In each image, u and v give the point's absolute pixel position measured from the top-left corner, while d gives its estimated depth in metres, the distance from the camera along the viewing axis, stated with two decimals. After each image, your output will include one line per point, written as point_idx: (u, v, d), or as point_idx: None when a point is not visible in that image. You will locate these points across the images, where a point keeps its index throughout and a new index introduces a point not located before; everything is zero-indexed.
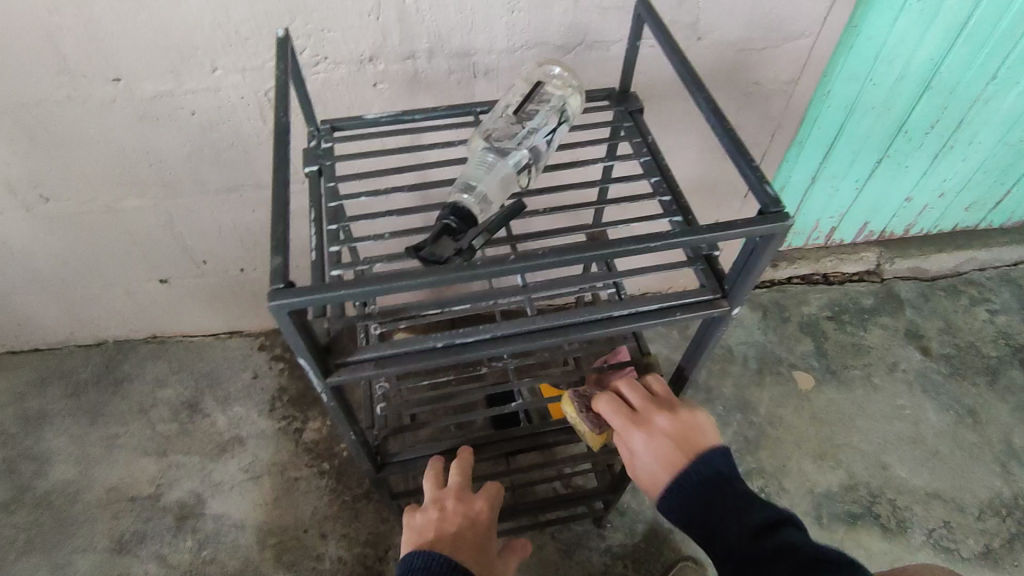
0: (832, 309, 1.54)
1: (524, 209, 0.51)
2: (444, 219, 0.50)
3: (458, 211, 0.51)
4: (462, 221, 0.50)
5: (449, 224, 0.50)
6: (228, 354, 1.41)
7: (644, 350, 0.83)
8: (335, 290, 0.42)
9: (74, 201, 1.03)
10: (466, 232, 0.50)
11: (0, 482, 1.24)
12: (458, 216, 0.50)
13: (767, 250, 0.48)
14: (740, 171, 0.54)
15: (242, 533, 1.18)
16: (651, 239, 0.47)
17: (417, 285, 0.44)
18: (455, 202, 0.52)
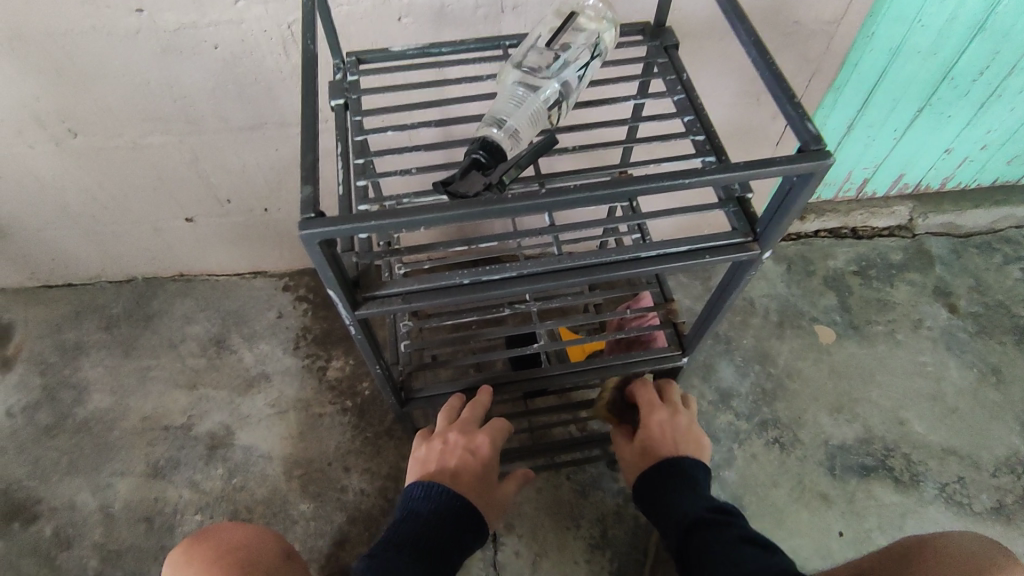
0: (859, 264, 1.51)
1: (555, 143, 0.50)
2: (472, 154, 0.49)
3: (487, 145, 0.50)
4: (489, 155, 0.49)
5: (477, 159, 0.49)
6: (253, 294, 1.43)
7: (666, 295, 0.85)
8: (365, 219, 0.42)
9: (101, 136, 1.04)
10: (494, 168, 0.49)
11: (42, 407, 1.30)
12: (488, 151, 0.49)
13: (802, 191, 0.47)
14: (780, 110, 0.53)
15: (270, 464, 1.23)
16: (684, 177, 0.46)
17: (447, 218, 0.44)
18: (483, 137, 0.51)
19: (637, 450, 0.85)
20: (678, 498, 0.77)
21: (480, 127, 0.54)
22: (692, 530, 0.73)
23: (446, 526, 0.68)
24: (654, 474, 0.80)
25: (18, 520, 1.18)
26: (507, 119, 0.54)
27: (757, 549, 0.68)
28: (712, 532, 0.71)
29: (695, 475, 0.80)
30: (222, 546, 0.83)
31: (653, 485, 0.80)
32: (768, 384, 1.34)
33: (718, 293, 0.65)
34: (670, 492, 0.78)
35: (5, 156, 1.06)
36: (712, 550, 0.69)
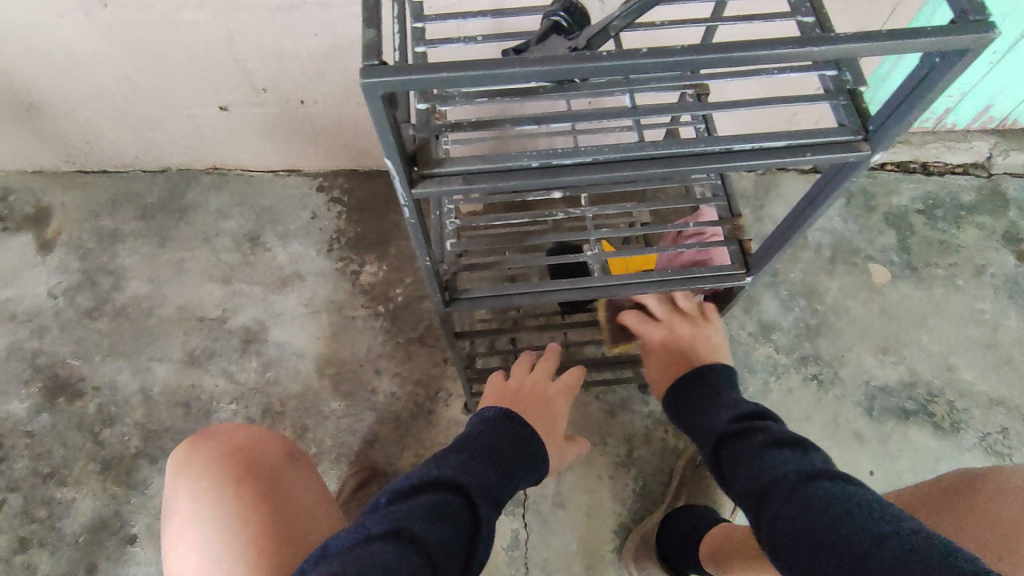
0: (926, 201, 1.41)
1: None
2: (553, 16, 0.43)
3: (570, 6, 0.43)
4: (572, 17, 0.43)
5: (558, 21, 0.43)
6: (288, 192, 1.40)
7: (734, 211, 0.77)
8: (438, 72, 0.36)
9: (131, 7, 0.97)
10: (578, 31, 0.42)
11: (82, 290, 1.31)
12: (571, 13, 0.43)
13: (949, 73, 0.40)
14: None
15: (302, 361, 1.24)
16: (815, 43, 0.38)
17: (530, 76, 0.38)
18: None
19: (658, 370, 0.81)
20: (701, 410, 0.73)
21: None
22: (722, 443, 0.69)
23: (524, 444, 0.78)
24: (678, 390, 0.77)
25: (63, 396, 1.22)
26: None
27: (794, 452, 0.64)
28: (740, 441, 0.67)
29: (716, 378, 0.75)
30: (233, 445, 0.83)
31: (681, 402, 0.76)
32: (813, 320, 1.28)
33: (806, 202, 0.58)
34: (697, 409, 0.74)
35: (36, 24, 1.01)
36: (745, 459, 0.66)
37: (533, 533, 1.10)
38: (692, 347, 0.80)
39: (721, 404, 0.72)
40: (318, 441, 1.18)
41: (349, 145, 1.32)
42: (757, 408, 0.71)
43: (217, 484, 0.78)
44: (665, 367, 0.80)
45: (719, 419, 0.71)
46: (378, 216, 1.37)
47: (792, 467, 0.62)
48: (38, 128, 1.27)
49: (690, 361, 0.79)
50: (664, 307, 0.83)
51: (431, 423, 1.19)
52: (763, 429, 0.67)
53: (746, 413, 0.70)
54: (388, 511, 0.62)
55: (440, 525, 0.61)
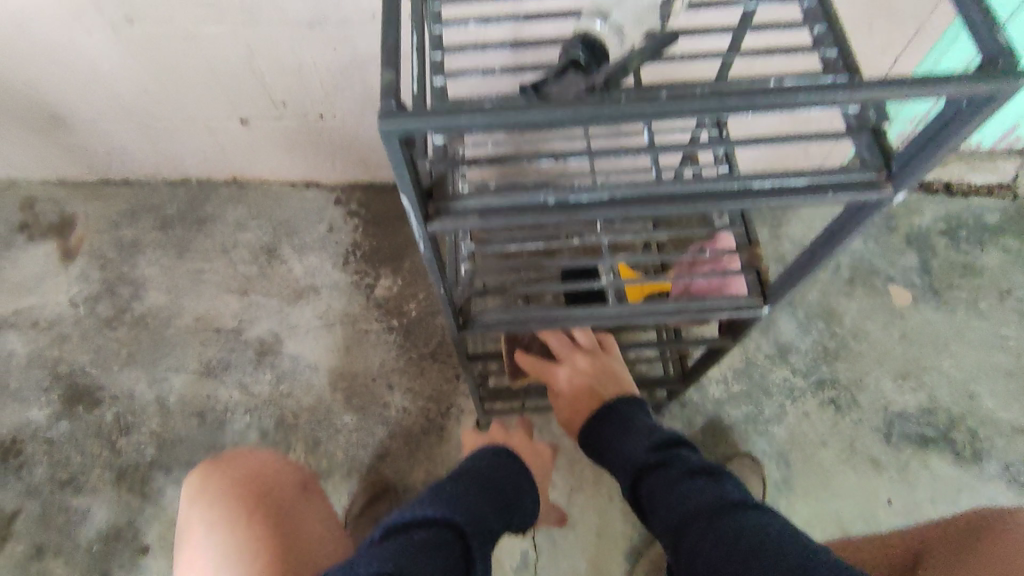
0: (949, 222, 1.38)
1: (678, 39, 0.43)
2: (570, 52, 0.43)
3: (588, 43, 0.44)
4: (591, 55, 0.43)
5: (577, 58, 0.43)
6: (305, 205, 1.41)
7: (752, 238, 0.78)
8: (460, 116, 0.37)
9: (157, 24, 0.99)
10: (596, 69, 0.42)
11: (102, 299, 1.33)
12: (589, 51, 0.43)
13: (973, 118, 0.40)
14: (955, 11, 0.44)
15: (316, 374, 1.24)
16: (836, 89, 0.39)
17: (553, 121, 0.38)
18: (585, 33, 0.45)
19: (573, 404, 0.84)
20: (621, 437, 0.76)
21: (580, 21, 0.47)
22: (642, 475, 0.71)
23: (516, 477, 0.81)
24: (592, 425, 0.80)
25: (82, 403, 1.24)
26: (613, 12, 0.47)
27: (702, 481, 0.66)
28: (655, 472, 0.70)
29: (631, 410, 0.79)
30: (248, 473, 0.83)
31: (603, 436, 0.78)
32: (831, 342, 1.26)
33: (825, 238, 0.58)
34: (618, 439, 0.76)
35: (64, 40, 1.03)
36: (659, 490, 0.68)
37: (543, 555, 1.09)
38: (602, 381, 0.84)
39: (642, 432, 0.75)
40: (329, 455, 1.18)
41: (366, 159, 1.33)
42: (671, 434, 0.75)
43: (228, 515, 0.78)
44: (579, 403, 0.84)
45: (637, 449, 0.73)
46: (394, 230, 1.38)
47: (711, 496, 0.63)
48: (63, 139, 1.30)
49: (598, 396, 0.83)
50: (566, 347, 0.87)
51: (442, 440, 1.18)
52: (678, 459, 0.70)
53: (661, 442, 0.73)
54: (379, 548, 0.62)
55: (437, 554, 0.61)
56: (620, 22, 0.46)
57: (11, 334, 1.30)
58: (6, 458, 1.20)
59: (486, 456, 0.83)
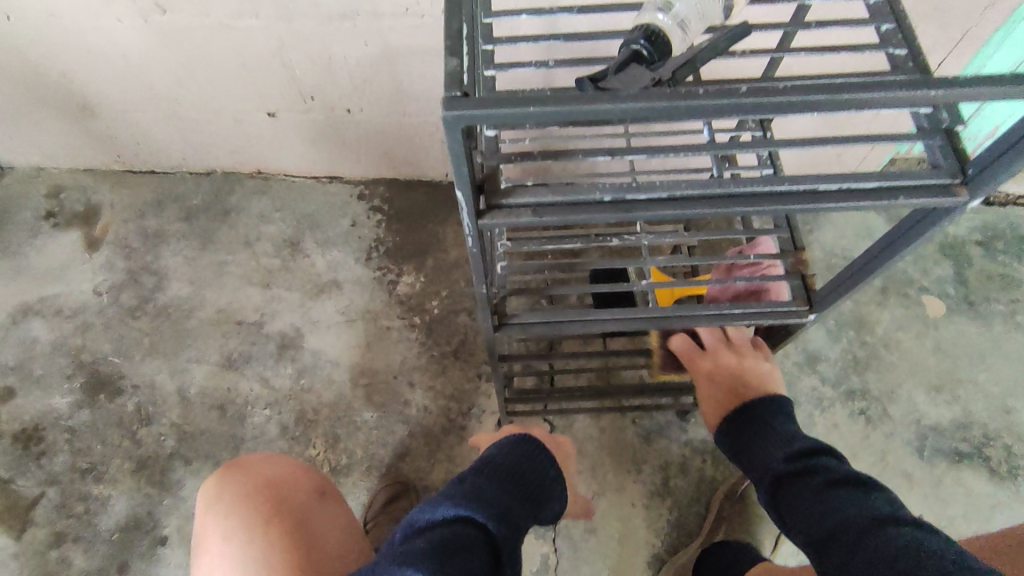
0: (985, 232, 1.34)
1: (751, 33, 0.42)
2: (634, 43, 0.42)
3: (650, 33, 0.42)
4: (654, 43, 0.42)
5: (639, 49, 0.41)
6: (329, 199, 1.40)
7: (799, 243, 0.76)
8: (526, 106, 0.36)
9: (190, 13, 0.99)
10: (661, 61, 0.41)
11: (126, 289, 1.33)
12: (653, 41, 0.41)
13: None
14: None
15: (337, 370, 1.24)
16: (926, 88, 0.37)
17: (624, 112, 0.37)
18: (647, 24, 0.43)
19: (716, 399, 0.81)
20: (761, 441, 0.75)
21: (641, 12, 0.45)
22: (779, 484, 0.70)
23: (541, 466, 0.77)
24: (740, 422, 0.77)
25: (104, 393, 1.23)
26: (675, 3, 0.45)
27: (856, 492, 0.65)
28: (790, 482, 0.69)
29: (773, 412, 0.77)
30: (261, 480, 0.82)
31: (737, 436, 0.77)
32: (862, 352, 1.23)
33: (887, 242, 0.56)
34: (747, 446, 0.76)
35: (96, 28, 1.04)
36: (800, 500, 0.67)
37: (564, 560, 1.07)
38: (760, 380, 0.81)
39: (775, 439, 0.74)
40: (349, 452, 1.17)
41: (391, 154, 1.32)
42: (811, 442, 0.73)
43: (245, 523, 0.77)
44: (721, 400, 0.81)
45: (772, 459, 0.72)
46: (418, 226, 1.37)
47: (860, 514, 0.62)
48: (92, 128, 1.30)
49: (739, 394, 0.80)
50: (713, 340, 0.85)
51: (463, 440, 1.17)
52: (823, 467, 0.69)
53: (799, 451, 0.72)
54: (406, 546, 0.61)
55: (461, 557, 0.59)
56: (682, 14, 0.44)
57: (36, 321, 1.30)
58: (28, 445, 1.20)
59: (510, 446, 0.77)
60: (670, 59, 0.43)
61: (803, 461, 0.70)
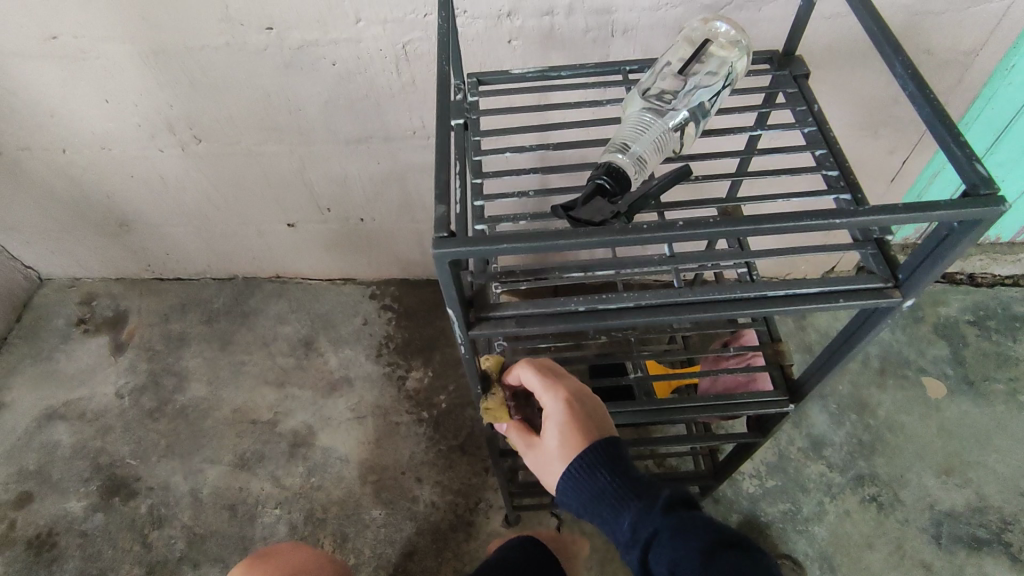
0: (976, 312, 1.38)
1: (690, 174, 0.51)
2: (596, 180, 0.51)
3: (612, 171, 0.51)
4: (614, 179, 0.50)
5: (601, 185, 0.50)
6: (342, 299, 1.49)
7: (775, 336, 0.81)
8: (502, 242, 0.44)
9: (221, 142, 1.12)
10: (618, 194, 0.50)
11: (147, 391, 1.39)
12: (612, 178, 0.50)
13: (964, 239, 0.45)
14: (940, 140, 0.50)
15: (346, 467, 1.26)
16: (834, 216, 0.44)
17: (585, 245, 0.45)
18: (608, 162, 0.52)
19: (574, 437, 0.64)
20: (628, 495, 0.61)
21: (605, 152, 0.55)
22: (657, 539, 0.59)
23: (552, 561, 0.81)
24: (596, 467, 0.62)
25: (118, 495, 1.26)
26: (632, 145, 0.55)
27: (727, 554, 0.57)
28: (660, 541, 0.58)
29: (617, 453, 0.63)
30: (290, 567, 0.87)
31: (597, 492, 0.61)
32: (866, 436, 1.24)
33: (841, 338, 0.62)
34: (614, 507, 0.61)
35: (140, 158, 1.17)
36: (691, 571, 0.56)
37: None
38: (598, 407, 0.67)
39: (637, 490, 0.61)
40: (357, 551, 1.17)
41: (402, 256, 1.42)
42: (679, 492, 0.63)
43: None
44: (569, 441, 0.64)
45: (637, 510, 0.60)
46: (426, 323, 1.44)
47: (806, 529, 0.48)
48: (126, 242, 1.42)
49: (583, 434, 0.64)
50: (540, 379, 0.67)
51: (470, 536, 1.17)
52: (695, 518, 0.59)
53: (665, 501, 0.61)
54: None
55: None
56: (639, 152, 0.54)
57: (59, 425, 1.35)
58: (41, 551, 1.21)
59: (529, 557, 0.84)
60: (628, 190, 0.51)
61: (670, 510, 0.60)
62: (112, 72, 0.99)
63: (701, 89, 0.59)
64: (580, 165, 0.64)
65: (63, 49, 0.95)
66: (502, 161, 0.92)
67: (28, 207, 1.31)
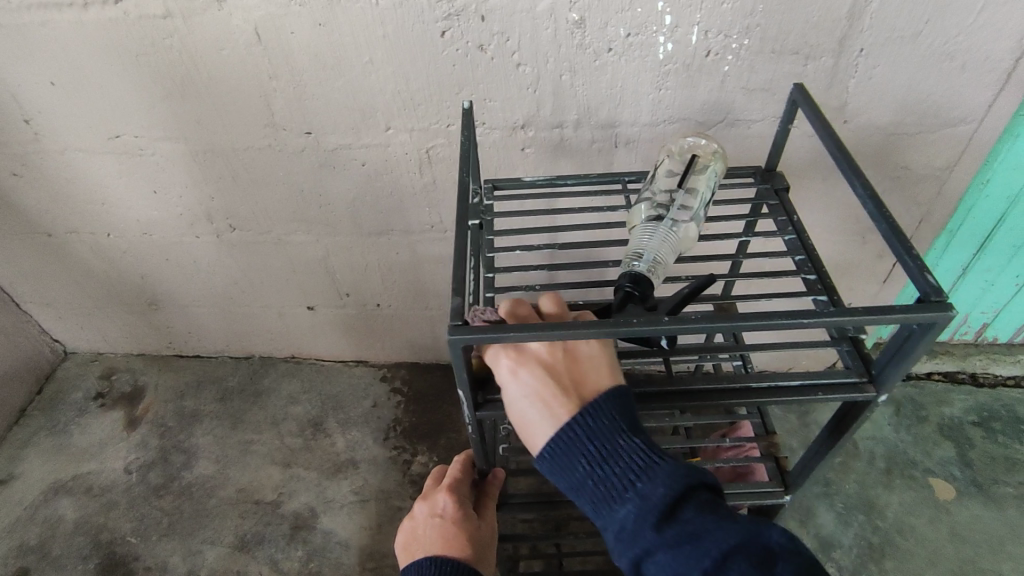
0: (979, 414, 1.39)
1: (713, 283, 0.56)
2: (623, 287, 0.58)
3: (636, 277, 0.58)
4: (639, 287, 0.57)
5: (630, 292, 0.57)
6: (354, 381, 1.53)
7: (771, 428, 0.85)
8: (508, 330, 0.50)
9: (254, 231, 1.21)
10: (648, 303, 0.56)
11: (155, 467, 1.40)
12: (636, 283, 0.57)
13: (924, 339, 0.50)
14: (894, 253, 0.56)
15: (346, 552, 1.24)
16: (803, 316, 0.49)
17: (581, 336, 0.50)
18: (629, 269, 0.59)
19: (536, 412, 0.57)
20: (613, 482, 0.55)
21: (623, 261, 0.62)
22: (651, 559, 0.52)
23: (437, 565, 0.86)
24: (569, 459, 0.56)
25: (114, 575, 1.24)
26: (645, 251, 0.62)
27: None
28: (659, 561, 0.51)
29: (609, 417, 0.56)
30: None
31: (583, 478, 0.55)
32: (875, 538, 1.21)
33: (828, 429, 0.65)
34: (599, 506, 0.55)
35: (177, 244, 1.26)
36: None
37: None
38: (585, 375, 0.58)
39: (629, 476, 0.54)
40: None
41: (414, 341, 1.47)
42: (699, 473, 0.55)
43: None
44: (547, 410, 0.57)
45: (625, 514, 0.54)
46: (434, 407, 1.46)
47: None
48: (152, 320, 1.49)
49: (566, 401, 0.57)
50: (502, 346, 0.59)
51: None
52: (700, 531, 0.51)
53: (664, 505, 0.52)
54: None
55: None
56: (653, 258, 0.61)
57: (65, 499, 1.36)
58: None
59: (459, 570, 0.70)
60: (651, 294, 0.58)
61: (673, 516, 0.52)
62: (164, 167, 1.10)
63: (690, 205, 0.66)
64: (583, 264, 0.71)
65: (124, 146, 1.07)
66: (513, 257, 1.01)
67: (67, 285, 1.40)
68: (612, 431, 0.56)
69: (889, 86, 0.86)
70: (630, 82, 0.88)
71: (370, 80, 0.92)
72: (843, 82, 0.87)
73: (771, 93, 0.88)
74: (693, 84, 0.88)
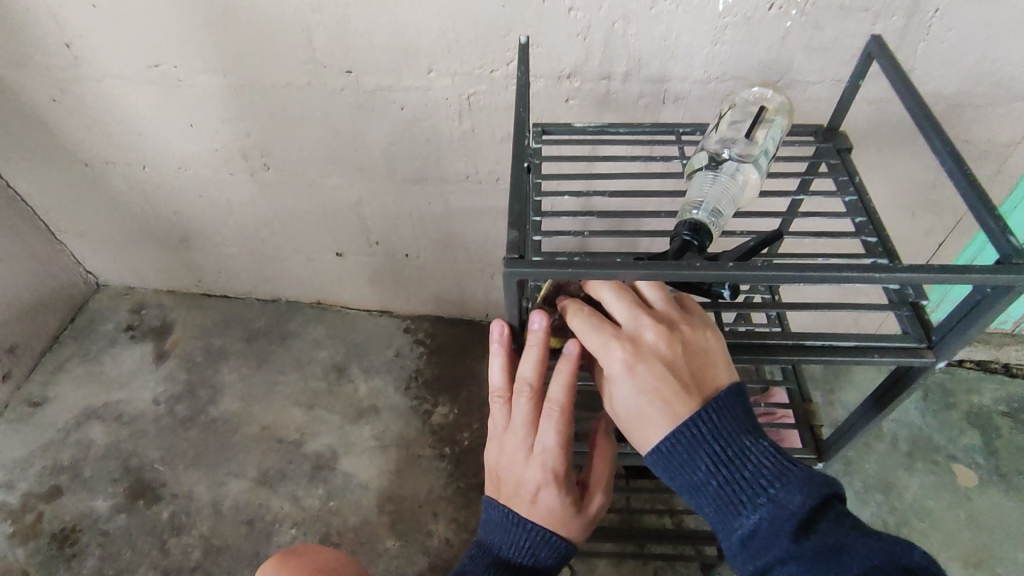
0: (1010, 404, 1.36)
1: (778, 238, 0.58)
2: (681, 234, 0.57)
3: (694, 225, 0.57)
4: (699, 236, 0.56)
5: (687, 241, 0.56)
6: (378, 330, 1.54)
7: (805, 397, 0.84)
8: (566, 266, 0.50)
9: (288, 172, 1.20)
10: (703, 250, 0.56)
11: (182, 400, 1.43)
12: (694, 232, 0.56)
13: (997, 303, 0.48)
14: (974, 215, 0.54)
15: (365, 494, 1.27)
16: (871, 270, 0.48)
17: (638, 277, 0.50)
18: (688, 217, 0.58)
19: (638, 399, 0.55)
20: (738, 484, 0.53)
21: (680, 209, 0.61)
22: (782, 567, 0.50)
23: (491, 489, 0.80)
24: (692, 456, 0.54)
25: (143, 499, 1.29)
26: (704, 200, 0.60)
27: None
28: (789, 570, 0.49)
29: (725, 412, 0.55)
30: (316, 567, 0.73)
31: (703, 478, 0.54)
32: (892, 518, 1.21)
33: (875, 396, 0.64)
34: (722, 509, 0.54)
35: (210, 181, 1.26)
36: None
37: None
38: (693, 361, 0.56)
39: (757, 480, 0.52)
40: None
41: (440, 294, 1.47)
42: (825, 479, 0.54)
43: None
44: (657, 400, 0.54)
45: (756, 519, 0.52)
46: (456, 360, 1.47)
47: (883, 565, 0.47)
48: (183, 257, 1.50)
49: (676, 391, 0.55)
50: (601, 328, 0.56)
51: None
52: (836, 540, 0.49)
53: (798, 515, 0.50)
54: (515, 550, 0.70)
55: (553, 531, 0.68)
56: (712, 207, 0.60)
57: (95, 425, 1.40)
58: (63, 545, 1.23)
59: (556, 555, 0.65)
60: (707, 244, 0.57)
61: (808, 526, 0.50)
62: (201, 100, 1.09)
63: (751, 157, 0.64)
64: (634, 213, 0.69)
65: (163, 75, 1.06)
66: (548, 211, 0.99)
67: (101, 216, 1.41)
68: (733, 427, 0.55)
69: (961, 52, 0.82)
70: (684, 34, 0.85)
71: (415, 18, 0.89)
72: (913, 45, 0.82)
73: (833, 53, 0.84)
74: (752, 39, 0.84)
